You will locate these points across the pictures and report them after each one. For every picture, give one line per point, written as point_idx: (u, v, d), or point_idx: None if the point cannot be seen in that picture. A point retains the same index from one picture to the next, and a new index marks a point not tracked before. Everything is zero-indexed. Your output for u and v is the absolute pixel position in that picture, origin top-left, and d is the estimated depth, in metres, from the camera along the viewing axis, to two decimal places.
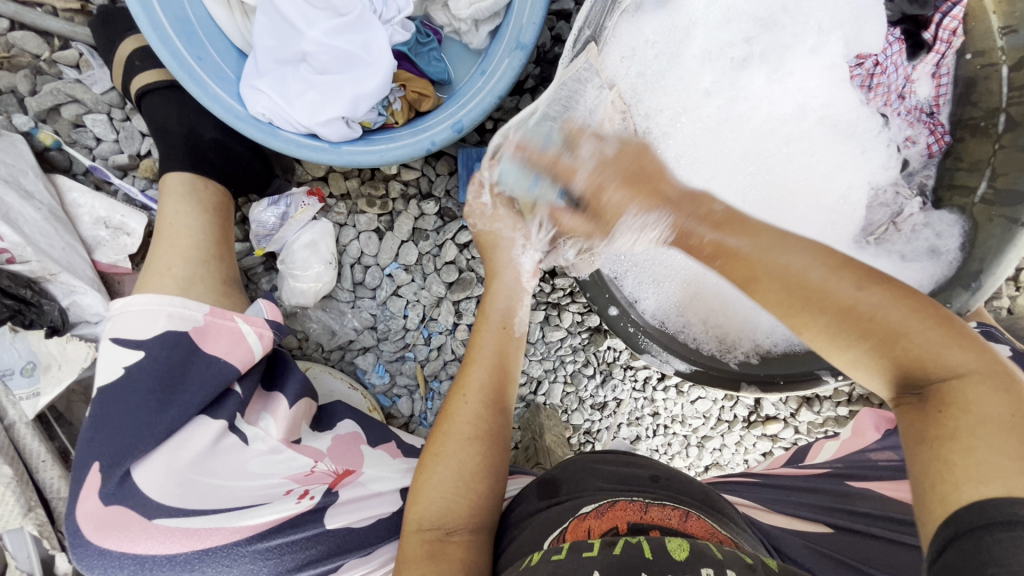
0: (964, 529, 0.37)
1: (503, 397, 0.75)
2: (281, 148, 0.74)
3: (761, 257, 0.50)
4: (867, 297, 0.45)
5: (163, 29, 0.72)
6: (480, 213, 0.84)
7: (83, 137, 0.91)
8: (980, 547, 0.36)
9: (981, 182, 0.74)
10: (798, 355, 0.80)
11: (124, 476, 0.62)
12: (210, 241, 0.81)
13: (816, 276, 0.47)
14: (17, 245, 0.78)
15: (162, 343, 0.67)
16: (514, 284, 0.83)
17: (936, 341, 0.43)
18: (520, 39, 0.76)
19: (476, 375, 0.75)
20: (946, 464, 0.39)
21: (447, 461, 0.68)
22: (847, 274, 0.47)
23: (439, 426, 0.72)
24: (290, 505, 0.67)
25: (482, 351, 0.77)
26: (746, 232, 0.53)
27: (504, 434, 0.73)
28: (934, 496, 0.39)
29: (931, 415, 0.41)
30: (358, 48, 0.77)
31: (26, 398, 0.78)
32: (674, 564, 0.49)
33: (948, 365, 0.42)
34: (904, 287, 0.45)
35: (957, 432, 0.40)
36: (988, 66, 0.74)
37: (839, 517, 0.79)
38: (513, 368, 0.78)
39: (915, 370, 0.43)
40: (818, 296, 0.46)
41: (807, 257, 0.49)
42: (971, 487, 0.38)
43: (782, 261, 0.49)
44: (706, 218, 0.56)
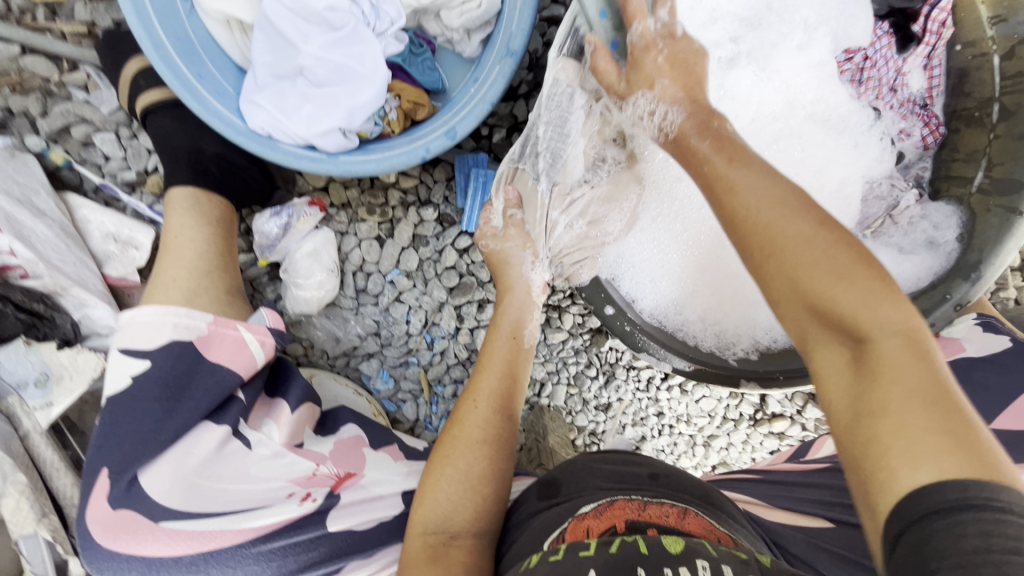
0: (909, 522, 0.36)
1: (511, 403, 0.78)
2: (280, 159, 0.76)
3: (738, 178, 0.51)
4: (815, 239, 0.46)
5: (164, 49, 0.75)
6: (491, 235, 0.90)
7: (92, 155, 0.94)
8: (923, 541, 0.35)
9: (977, 171, 0.73)
10: (797, 350, 0.80)
11: (131, 482, 0.64)
12: (213, 253, 0.84)
13: (790, 226, 0.47)
14: (30, 261, 0.80)
15: (167, 352, 0.69)
16: (525, 297, 0.87)
17: (866, 300, 0.43)
18: (510, 46, 0.77)
19: (487, 383, 0.78)
20: (876, 442, 0.39)
21: (455, 463, 0.70)
22: (812, 215, 0.47)
23: (448, 430, 0.75)
24: (293, 507, 0.68)
25: (493, 359, 0.80)
26: (762, 173, 0.51)
27: (511, 441, 0.75)
28: (875, 486, 0.39)
29: (861, 386, 0.41)
30: (353, 61, 0.79)
31: (40, 409, 0.80)
32: (667, 560, 0.50)
33: (874, 324, 0.42)
34: (847, 239, 0.46)
35: (889, 407, 0.39)
36: (981, 56, 0.73)
37: (839, 512, 0.80)
38: (522, 374, 0.82)
39: (846, 328, 0.43)
40: (770, 247, 0.48)
41: (774, 207, 0.48)
42: (908, 472, 0.37)
43: (745, 191, 0.51)
44: (706, 134, 0.57)
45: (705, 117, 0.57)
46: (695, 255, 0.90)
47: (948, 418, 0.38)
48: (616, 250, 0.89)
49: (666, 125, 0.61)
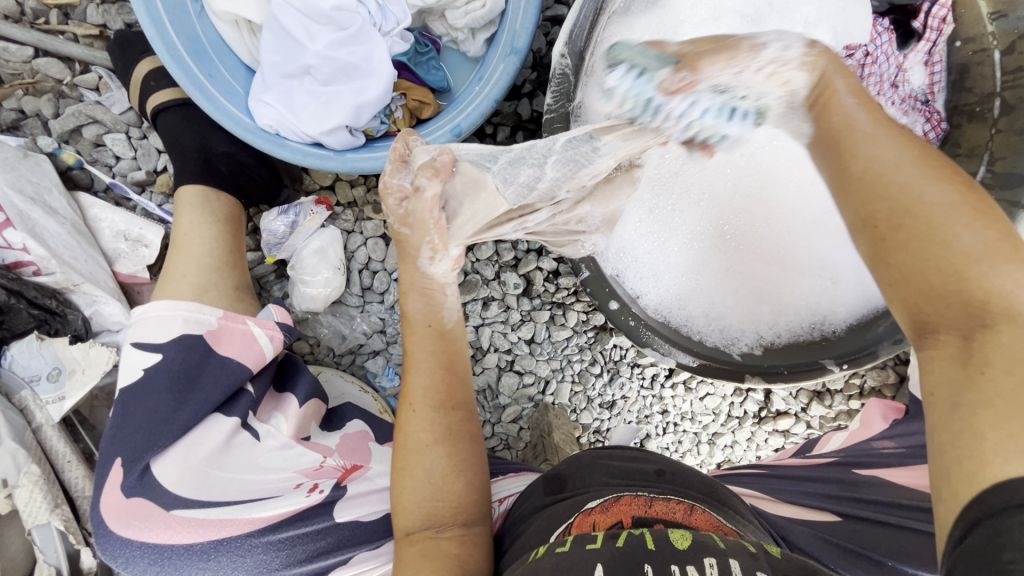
0: (989, 513, 0.34)
1: (456, 391, 0.70)
2: (288, 157, 0.78)
3: (860, 135, 0.44)
4: (958, 210, 0.40)
5: (176, 49, 0.76)
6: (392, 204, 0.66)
7: (103, 155, 0.95)
8: (996, 531, 0.33)
9: (981, 166, 0.74)
10: (803, 346, 0.82)
11: (143, 470, 0.65)
12: (222, 249, 0.85)
13: (932, 193, 0.40)
14: (42, 258, 0.82)
15: (178, 345, 0.70)
16: (424, 282, 0.70)
17: (1007, 278, 0.38)
18: (514, 44, 0.78)
19: (418, 382, 0.69)
20: (977, 439, 0.36)
21: (414, 473, 0.66)
22: (950, 179, 0.41)
23: (397, 439, 0.69)
24: (299, 499, 0.69)
25: (415, 355, 0.70)
26: (878, 111, 0.46)
27: (468, 428, 0.70)
28: (961, 478, 0.36)
29: (969, 375, 0.37)
30: (360, 60, 0.80)
31: (52, 402, 0.81)
32: (675, 554, 0.50)
33: (1012, 308, 0.37)
34: (995, 213, 0.40)
35: (995, 397, 0.36)
36: (981, 51, 0.75)
37: (846, 506, 0.80)
38: (461, 359, 0.72)
39: (973, 309, 0.38)
40: (903, 212, 0.41)
41: (915, 165, 0.42)
42: (1001, 463, 0.34)
43: (873, 155, 0.43)
44: (851, 87, 0.47)
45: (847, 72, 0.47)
46: (699, 249, 0.89)
47: None
48: (621, 240, 0.87)
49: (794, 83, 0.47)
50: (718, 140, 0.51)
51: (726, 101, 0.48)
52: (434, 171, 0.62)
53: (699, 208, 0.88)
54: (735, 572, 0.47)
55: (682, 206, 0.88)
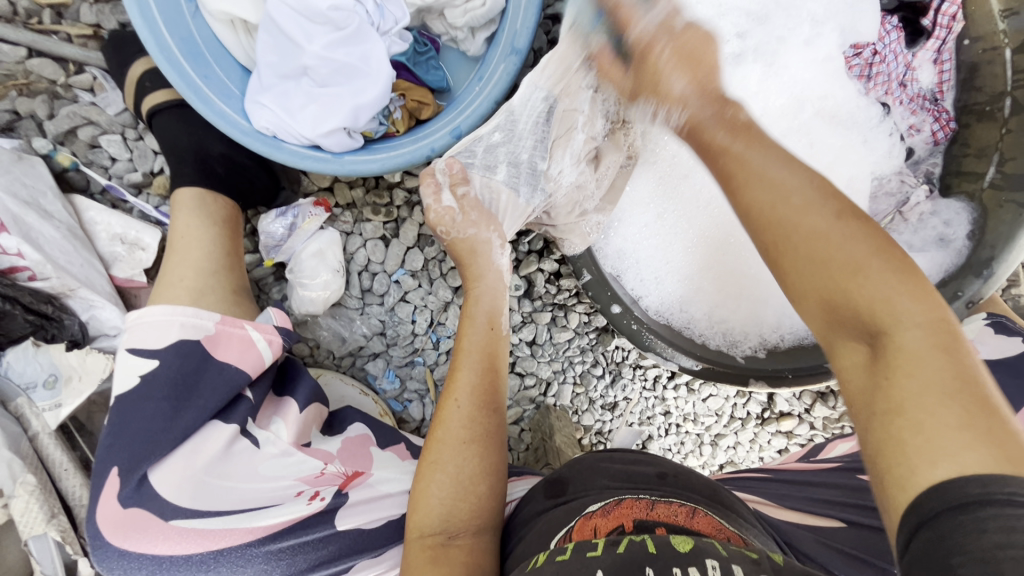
0: (927, 517, 0.36)
1: (495, 397, 0.74)
2: (285, 160, 0.77)
3: (759, 164, 0.52)
4: (828, 232, 0.47)
5: (170, 50, 0.75)
6: (449, 220, 0.77)
7: (99, 157, 0.94)
8: (939, 535, 0.35)
9: (989, 167, 0.72)
10: (806, 349, 0.79)
11: (141, 480, 0.64)
12: (220, 253, 0.84)
13: (808, 220, 0.48)
14: (38, 263, 0.81)
15: (175, 352, 0.69)
16: (496, 283, 0.79)
17: (888, 287, 0.44)
18: (514, 44, 0.77)
19: (465, 379, 0.73)
20: (897, 441, 0.40)
21: (445, 468, 0.67)
22: (830, 204, 0.48)
23: (433, 432, 0.71)
24: (301, 507, 0.68)
25: (466, 355, 0.75)
26: (766, 148, 0.53)
27: (500, 434, 0.72)
28: (894, 484, 0.39)
29: (879, 378, 0.43)
30: (358, 61, 0.79)
31: (49, 410, 0.80)
32: (676, 558, 0.49)
33: (896, 313, 0.43)
34: (871, 230, 0.47)
35: (906, 403, 0.40)
36: (990, 50, 0.73)
37: (848, 511, 0.80)
38: (502, 366, 0.77)
39: (867, 318, 0.44)
40: (784, 237, 0.49)
41: (799, 191, 0.50)
42: (927, 469, 0.37)
43: (762, 180, 0.51)
44: (726, 120, 0.56)
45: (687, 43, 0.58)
46: (701, 253, 0.88)
47: (969, 410, 0.38)
48: (623, 238, 0.88)
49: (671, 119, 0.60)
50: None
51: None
52: (451, 181, 0.77)
53: (707, 212, 0.87)
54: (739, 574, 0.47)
55: (689, 211, 0.87)
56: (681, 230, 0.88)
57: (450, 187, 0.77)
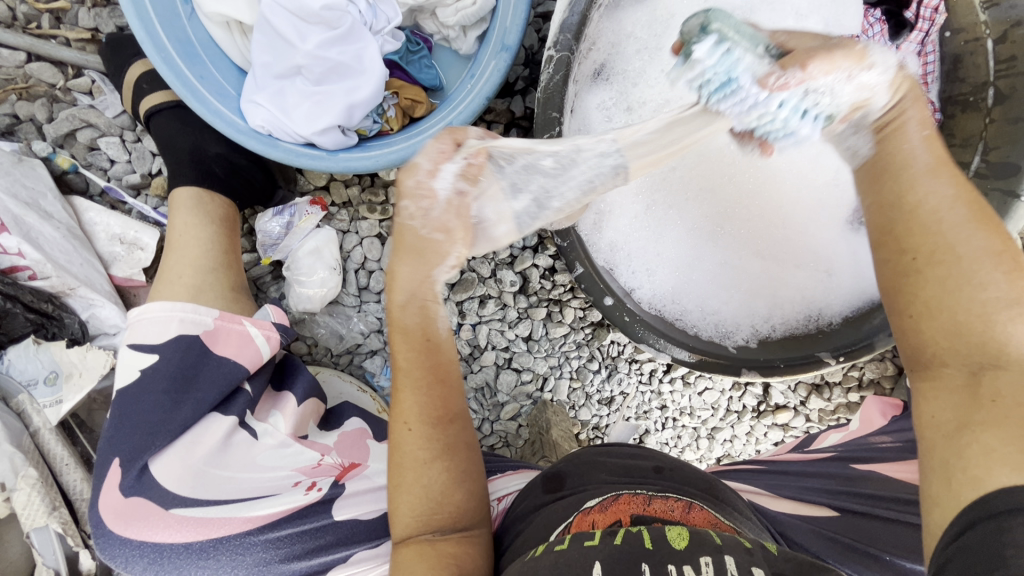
0: (989, 515, 0.40)
1: (451, 405, 0.65)
2: (280, 157, 0.78)
3: (917, 172, 0.50)
4: (988, 259, 0.46)
5: (166, 51, 0.76)
6: (422, 201, 0.58)
7: (98, 159, 0.95)
8: (1002, 529, 0.38)
9: (975, 156, 0.73)
10: (797, 339, 0.81)
11: (142, 470, 0.65)
12: (218, 250, 0.85)
13: (974, 243, 0.47)
14: (38, 262, 0.82)
15: (175, 346, 0.70)
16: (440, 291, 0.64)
17: (1017, 333, 0.44)
18: (504, 41, 0.78)
19: (412, 402, 0.64)
20: (986, 451, 0.42)
21: (411, 490, 0.63)
22: (987, 234, 0.47)
23: (391, 456, 0.66)
24: (298, 496, 0.69)
25: (405, 375, 0.64)
26: (934, 148, 0.51)
27: (462, 436, 0.67)
28: (965, 481, 0.42)
29: (975, 402, 0.44)
30: (351, 59, 0.80)
31: (49, 406, 0.82)
32: (673, 555, 0.50)
33: (1013, 356, 0.44)
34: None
35: (1004, 420, 0.42)
36: (973, 41, 0.75)
37: (841, 500, 0.81)
38: (454, 372, 0.66)
39: (971, 351, 0.45)
40: (946, 251, 0.47)
41: (965, 209, 0.48)
42: (1004, 475, 0.40)
43: (927, 195, 0.49)
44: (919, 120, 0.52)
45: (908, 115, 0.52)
46: (694, 244, 0.89)
47: None
48: (615, 232, 0.87)
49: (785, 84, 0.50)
50: (781, 138, 0.52)
51: (807, 100, 0.50)
52: (463, 169, 0.57)
53: (697, 205, 0.89)
54: (731, 569, 0.47)
55: (678, 204, 0.89)
56: (672, 222, 0.89)
57: (454, 169, 0.57)
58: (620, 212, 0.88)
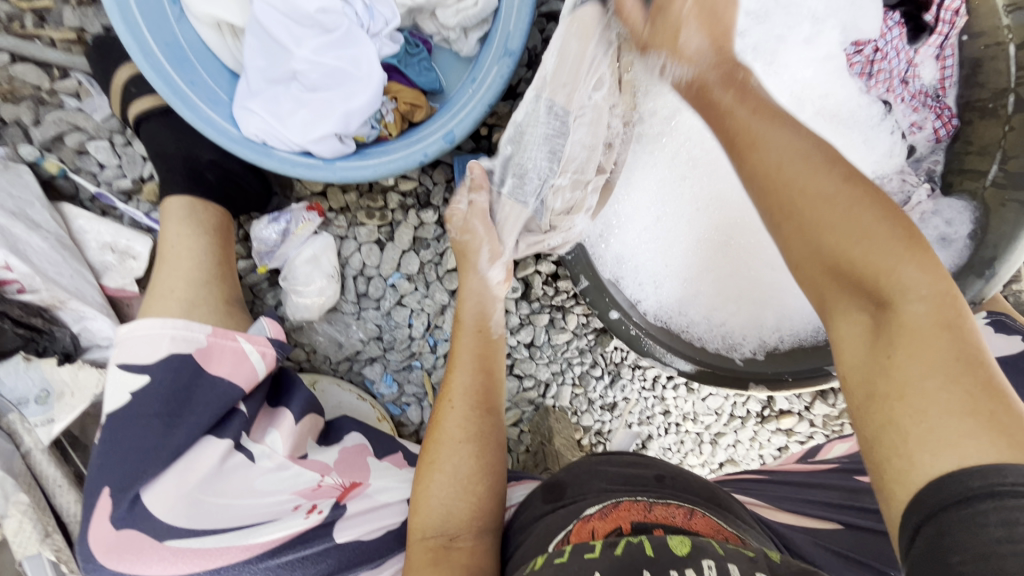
0: (929, 515, 0.36)
1: (491, 399, 0.76)
2: (276, 167, 0.75)
3: (761, 129, 0.52)
4: (838, 199, 0.46)
5: (154, 57, 0.73)
6: (459, 218, 0.86)
7: (87, 163, 0.92)
8: (941, 531, 0.35)
9: (992, 165, 0.70)
10: (807, 351, 0.78)
11: (133, 500, 0.63)
12: (211, 262, 0.82)
13: (813, 184, 0.47)
14: (27, 275, 0.80)
15: (166, 366, 0.68)
16: (482, 289, 0.84)
17: (891, 259, 0.43)
18: (507, 46, 0.75)
19: (459, 379, 0.77)
20: (898, 429, 0.39)
21: (442, 467, 0.69)
22: (854, 188, 0.46)
23: (431, 435, 0.73)
24: (298, 521, 0.67)
25: (461, 356, 0.79)
26: (792, 126, 0.51)
27: (495, 434, 0.74)
28: (894, 475, 0.39)
29: (880, 355, 0.42)
30: (347, 65, 0.77)
31: (41, 425, 0.80)
32: (674, 562, 0.47)
33: (902, 287, 0.42)
34: (887, 203, 0.46)
35: (906, 387, 0.39)
36: (995, 45, 0.70)
37: (845, 514, 0.79)
38: (499, 368, 0.80)
39: (868, 289, 0.44)
40: (792, 204, 0.48)
41: (801, 166, 0.48)
42: (925, 457, 0.37)
43: (767, 152, 0.50)
44: (720, 77, 0.59)
45: (710, 8, 0.60)
46: (702, 252, 0.88)
47: (976, 394, 0.38)
48: (622, 243, 0.86)
49: (681, 77, 0.61)
50: None
51: None
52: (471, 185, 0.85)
53: (705, 214, 0.87)
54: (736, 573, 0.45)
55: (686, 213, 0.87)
56: (681, 232, 0.88)
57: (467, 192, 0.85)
58: (624, 218, 0.86)
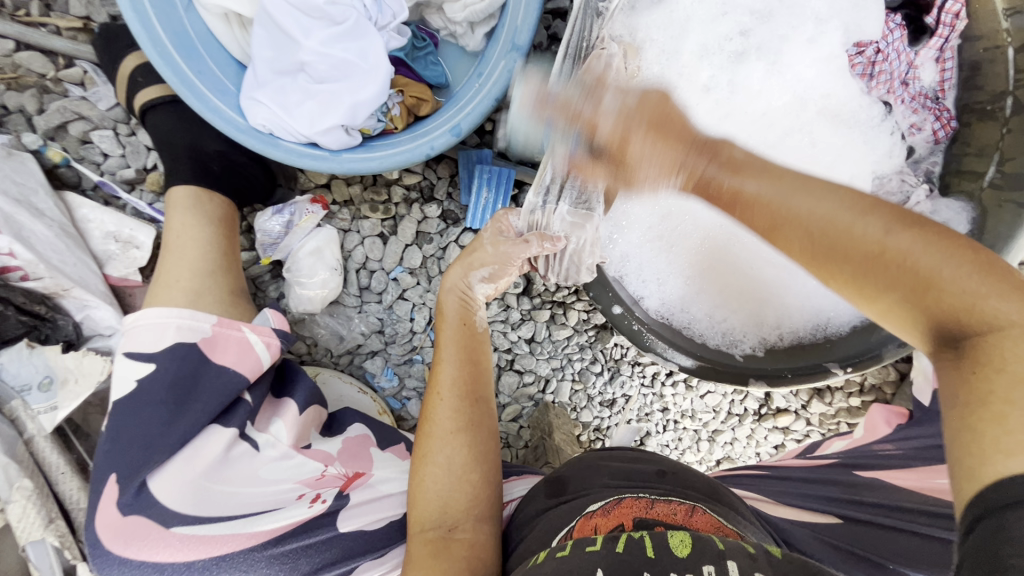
0: (987, 510, 0.35)
1: (480, 387, 0.75)
2: (283, 157, 0.75)
3: (785, 202, 0.45)
4: (887, 241, 0.41)
5: (162, 45, 0.73)
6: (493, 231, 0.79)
7: (90, 152, 0.92)
8: (999, 529, 0.34)
9: (989, 167, 0.71)
10: (806, 347, 0.80)
11: (140, 487, 0.64)
12: (216, 253, 0.83)
13: (859, 230, 0.42)
14: (30, 262, 0.80)
15: (172, 354, 0.68)
16: (465, 286, 0.78)
17: (972, 288, 0.39)
18: (515, 40, 0.76)
19: (446, 372, 0.73)
20: (974, 433, 0.37)
21: (435, 460, 0.69)
22: (875, 216, 0.42)
23: (421, 428, 0.72)
24: (302, 509, 0.68)
25: (446, 348, 0.75)
26: (772, 178, 0.47)
27: (486, 421, 0.73)
28: (963, 473, 0.37)
29: (964, 375, 0.38)
30: (355, 57, 0.78)
31: (44, 412, 0.79)
32: (675, 564, 0.47)
33: (985, 314, 0.38)
34: (932, 227, 0.41)
35: (993, 397, 0.37)
36: (993, 49, 0.71)
37: (847, 509, 0.80)
38: (484, 356, 0.77)
39: (954, 326, 0.39)
40: (843, 255, 0.43)
41: (838, 205, 0.43)
42: (998, 461, 0.35)
43: (796, 204, 0.45)
44: (726, 162, 0.48)
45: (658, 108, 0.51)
46: (705, 249, 0.89)
47: None
48: (627, 241, 0.87)
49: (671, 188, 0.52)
50: None
51: None
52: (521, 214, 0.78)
53: (708, 211, 0.87)
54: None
55: (693, 207, 0.88)
56: (687, 229, 0.88)
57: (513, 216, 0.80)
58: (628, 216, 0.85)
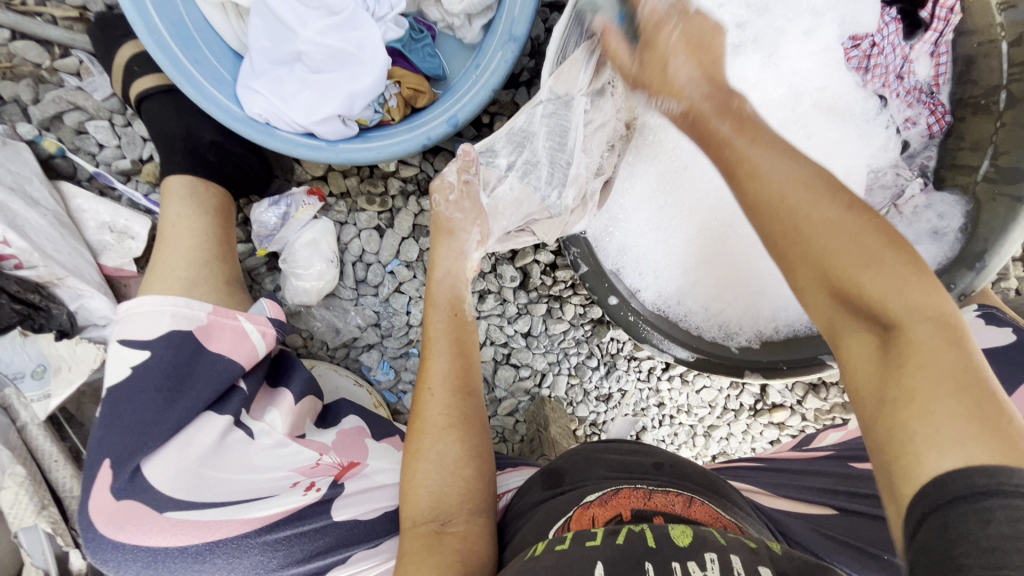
0: (934, 505, 0.36)
1: (471, 380, 0.75)
2: (279, 147, 0.75)
3: (760, 156, 0.51)
4: (840, 223, 0.46)
5: (158, 33, 0.73)
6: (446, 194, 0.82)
7: (86, 143, 0.91)
8: (945, 526, 0.35)
9: (983, 160, 0.71)
10: (801, 340, 0.80)
11: (133, 472, 0.63)
12: (211, 243, 0.82)
13: (815, 212, 0.47)
14: (24, 251, 0.79)
15: (167, 343, 0.68)
16: (460, 270, 0.81)
17: (898, 285, 0.43)
18: (512, 31, 0.76)
19: (437, 367, 0.74)
20: (908, 433, 0.39)
21: (428, 456, 0.69)
22: (839, 197, 0.47)
23: (414, 423, 0.72)
24: (297, 497, 0.68)
25: (436, 344, 0.76)
26: (766, 140, 0.52)
27: (479, 414, 0.73)
28: (902, 474, 0.39)
29: (886, 368, 0.42)
30: (352, 47, 0.78)
31: (37, 400, 0.80)
32: (674, 549, 0.47)
33: (903, 309, 0.42)
34: (880, 226, 0.46)
35: (914, 397, 0.40)
36: (987, 43, 0.71)
37: (840, 500, 0.80)
38: (473, 349, 0.78)
39: (876, 316, 0.44)
40: (792, 228, 0.47)
41: (801, 191, 0.48)
42: (933, 461, 0.37)
43: (771, 171, 0.50)
44: (722, 105, 0.56)
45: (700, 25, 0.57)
46: (700, 241, 0.88)
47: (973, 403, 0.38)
48: (624, 235, 0.87)
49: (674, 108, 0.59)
50: None
51: None
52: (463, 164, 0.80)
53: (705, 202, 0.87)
54: (738, 568, 0.45)
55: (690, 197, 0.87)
56: (680, 221, 0.88)
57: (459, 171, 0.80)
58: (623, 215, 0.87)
